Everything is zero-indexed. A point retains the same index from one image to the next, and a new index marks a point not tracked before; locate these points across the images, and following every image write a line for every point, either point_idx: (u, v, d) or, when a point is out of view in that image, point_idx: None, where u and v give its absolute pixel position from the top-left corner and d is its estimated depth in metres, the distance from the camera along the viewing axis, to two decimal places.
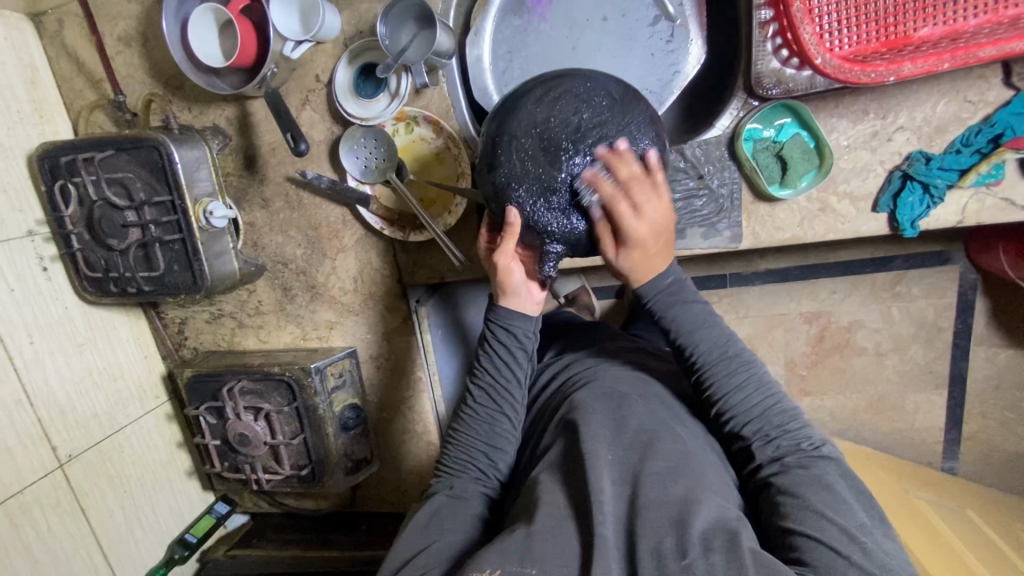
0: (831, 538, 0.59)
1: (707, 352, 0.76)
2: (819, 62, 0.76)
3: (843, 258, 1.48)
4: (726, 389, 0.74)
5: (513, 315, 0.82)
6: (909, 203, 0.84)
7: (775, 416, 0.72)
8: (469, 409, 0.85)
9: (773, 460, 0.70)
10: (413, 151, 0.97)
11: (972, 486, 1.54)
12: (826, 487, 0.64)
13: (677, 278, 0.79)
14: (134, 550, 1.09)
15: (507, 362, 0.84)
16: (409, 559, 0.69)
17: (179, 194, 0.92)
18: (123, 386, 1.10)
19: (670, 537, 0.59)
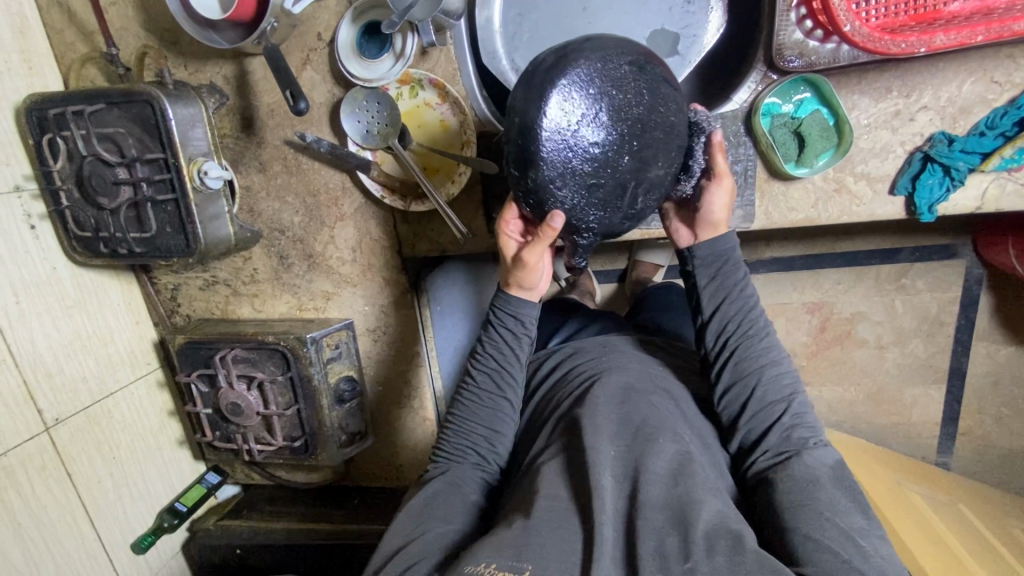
0: (832, 541, 0.60)
1: (738, 328, 0.79)
2: (848, 30, 0.71)
3: (848, 248, 1.46)
4: (758, 364, 0.77)
5: (521, 303, 0.80)
6: (928, 187, 0.81)
7: (794, 407, 0.74)
8: (470, 393, 0.83)
9: (776, 451, 0.71)
10: (417, 116, 0.94)
11: (963, 480, 1.55)
12: (820, 485, 0.65)
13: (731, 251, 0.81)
14: (123, 517, 1.08)
15: (509, 345, 0.82)
16: (403, 547, 0.68)
17: (173, 153, 0.88)
18: (113, 352, 1.08)
19: (673, 537, 0.60)
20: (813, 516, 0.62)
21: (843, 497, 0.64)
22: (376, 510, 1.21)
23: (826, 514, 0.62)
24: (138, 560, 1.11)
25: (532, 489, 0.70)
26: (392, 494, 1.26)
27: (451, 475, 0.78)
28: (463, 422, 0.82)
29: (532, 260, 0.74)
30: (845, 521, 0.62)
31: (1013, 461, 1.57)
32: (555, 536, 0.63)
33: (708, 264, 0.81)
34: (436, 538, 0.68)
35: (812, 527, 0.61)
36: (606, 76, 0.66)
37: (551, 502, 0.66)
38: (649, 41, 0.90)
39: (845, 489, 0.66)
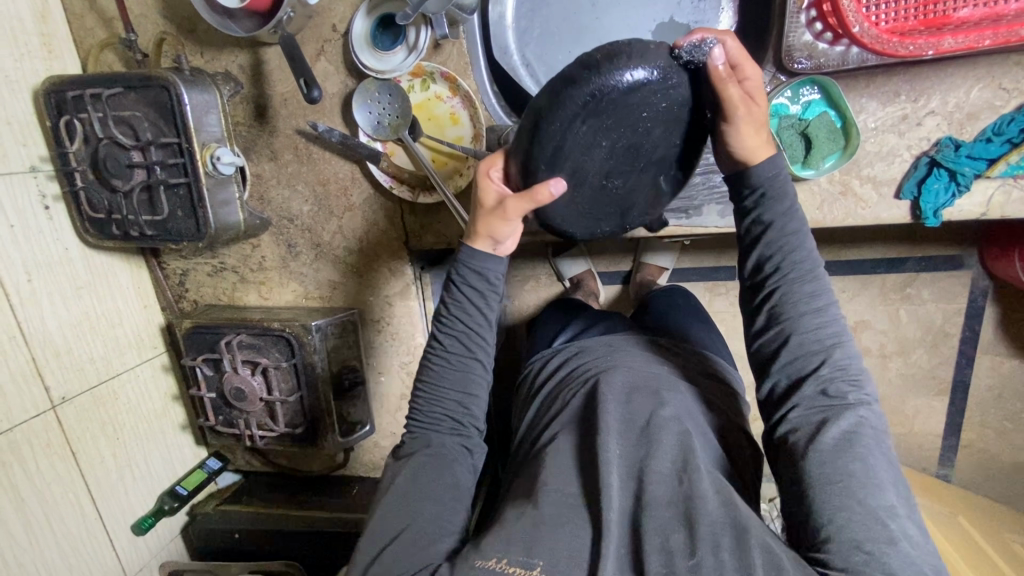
0: (857, 531, 0.58)
1: (791, 266, 0.69)
2: (856, 32, 0.72)
3: (854, 256, 1.46)
4: (796, 312, 0.68)
5: (482, 256, 0.75)
6: (934, 191, 0.81)
7: (836, 358, 0.66)
8: (439, 358, 0.79)
9: (812, 405, 0.66)
10: (428, 109, 0.95)
11: (964, 493, 1.54)
12: (856, 455, 0.62)
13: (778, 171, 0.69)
14: (125, 498, 1.09)
15: (474, 303, 0.77)
16: (401, 532, 0.69)
17: (187, 138, 0.90)
18: (120, 334, 1.09)
19: (679, 534, 0.61)
20: (841, 498, 0.60)
21: (882, 467, 0.62)
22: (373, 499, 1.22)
23: (855, 495, 0.60)
24: (138, 542, 1.12)
25: (536, 483, 0.71)
26: None
27: (429, 446, 0.77)
28: (435, 390, 0.79)
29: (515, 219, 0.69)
30: (875, 501, 0.60)
31: (1015, 476, 1.57)
32: (561, 531, 0.64)
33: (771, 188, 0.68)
34: (438, 530, 0.69)
35: (819, 513, 0.60)
36: (577, 142, 0.64)
37: (556, 496, 0.67)
38: (653, 33, 0.91)
39: (882, 459, 0.63)
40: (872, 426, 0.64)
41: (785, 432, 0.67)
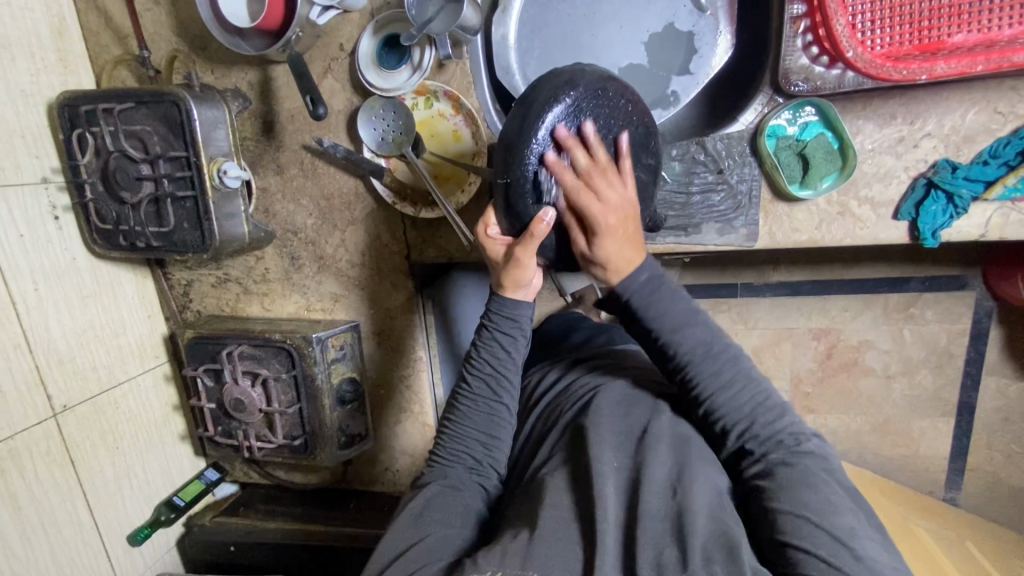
0: (825, 550, 0.58)
1: (693, 346, 0.75)
2: (851, 56, 0.74)
3: (857, 275, 1.46)
4: (712, 387, 0.73)
5: (517, 305, 0.81)
6: (931, 212, 0.81)
7: (759, 421, 0.70)
8: (467, 398, 0.83)
9: (758, 456, 0.69)
10: (431, 126, 0.96)
11: (971, 518, 1.52)
12: (812, 487, 0.64)
13: (653, 272, 0.77)
14: (122, 507, 1.09)
15: (505, 351, 0.82)
16: (404, 551, 0.68)
17: (195, 151, 0.92)
18: (124, 343, 1.10)
19: (671, 548, 0.60)
20: (804, 526, 0.60)
21: (841, 494, 0.64)
22: (371, 514, 1.21)
23: (817, 522, 0.60)
24: (132, 553, 1.12)
25: (532, 498, 0.71)
26: (392, 497, 1.25)
27: (445, 479, 0.78)
28: (460, 427, 0.82)
29: (525, 259, 0.75)
30: (836, 525, 0.60)
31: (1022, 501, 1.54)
32: (555, 548, 0.63)
33: (643, 296, 0.76)
34: (439, 547, 0.68)
35: (793, 532, 0.60)
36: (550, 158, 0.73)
37: (551, 513, 0.66)
38: (646, 45, 0.92)
39: (841, 489, 0.65)
40: (820, 460, 0.68)
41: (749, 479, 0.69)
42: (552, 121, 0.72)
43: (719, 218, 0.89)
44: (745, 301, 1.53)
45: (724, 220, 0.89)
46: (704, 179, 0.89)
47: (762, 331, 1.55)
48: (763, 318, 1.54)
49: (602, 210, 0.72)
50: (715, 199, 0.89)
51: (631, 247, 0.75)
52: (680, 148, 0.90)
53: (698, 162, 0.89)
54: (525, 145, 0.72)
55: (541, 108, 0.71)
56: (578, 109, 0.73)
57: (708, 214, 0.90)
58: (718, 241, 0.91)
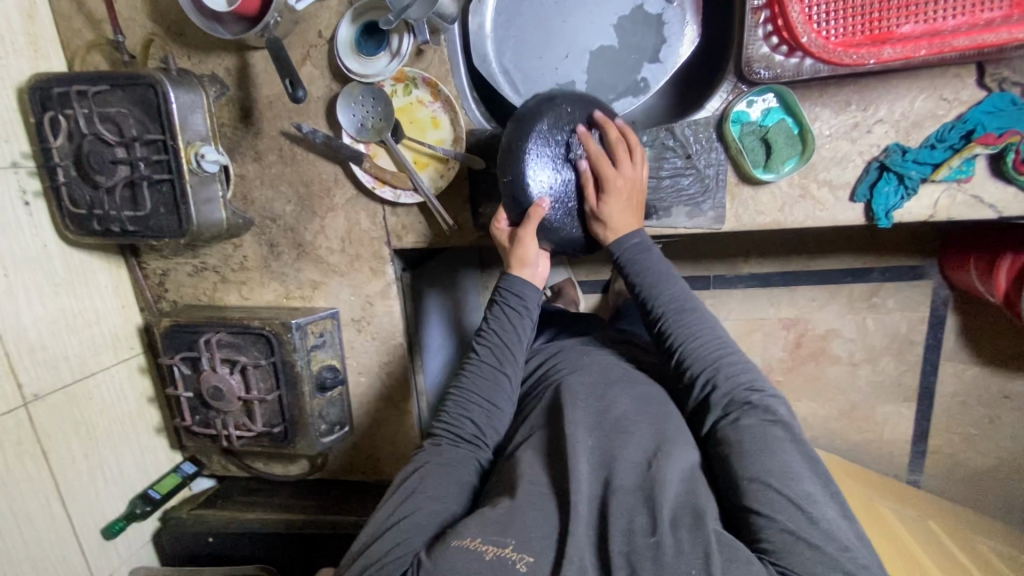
0: (783, 517, 0.66)
1: (667, 302, 0.89)
2: (805, 41, 0.79)
3: (822, 267, 1.54)
4: (686, 340, 0.86)
5: (526, 285, 0.91)
6: (884, 194, 0.87)
7: (726, 376, 0.82)
8: (471, 372, 0.89)
9: (722, 406, 0.80)
10: (410, 113, 0.98)
11: (932, 497, 1.60)
12: (769, 447, 0.73)
13: (643, 240, 0.90)
14: (93, 498, 1.08)
15: (511, 326, 0.91)
16: (397, 521, 0.71)
17: (172, 136, 0.91)
18: (97, 332, 1.09)
19: (642, 515, 0.64)
20: (763, 489, 0.69)
21: (795, 458, 0.72)
22: (351, 503, 1.20)
23: (772, 484, 0.69)
24: (106, 546, 1.10)
25: (513, 471, 0.73)
26: (372, 486, 1.25)
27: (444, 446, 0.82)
28: (462, 398, 0.86)
29: (526, 237, 0.88)
30: (794, 490, 0.69)
31: (979, 480, 1.63)
32: (533, 515, 0.66)
33: (633, 261, 0.89)
34: (430, 515, 0.72)
35: (754, 498, 0.69)
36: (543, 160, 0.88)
37: (533, 486, 0.69)
38: (616, 28, 0.93)
39: (801, 456, 0.73)
40: (785, 425, 0.76)
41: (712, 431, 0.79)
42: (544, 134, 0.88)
43: (688, 201, 0.93)
44: (718, 292, 1.60)
45: (692, 204, 0.93)
46: (674, 164, 0.92)
47: (734, 321, 1.62)
48: (735, 308, 1.61)
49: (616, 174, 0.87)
50: (683, 182, 0.93)
51: (630, 213, 0.89)
52: (651, 133, 0.93)
53: (668, 148, 0.93)
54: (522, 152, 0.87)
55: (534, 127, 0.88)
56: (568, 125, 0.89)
57: (677, 197, 0.94)
58: (686, 224, 0.95)
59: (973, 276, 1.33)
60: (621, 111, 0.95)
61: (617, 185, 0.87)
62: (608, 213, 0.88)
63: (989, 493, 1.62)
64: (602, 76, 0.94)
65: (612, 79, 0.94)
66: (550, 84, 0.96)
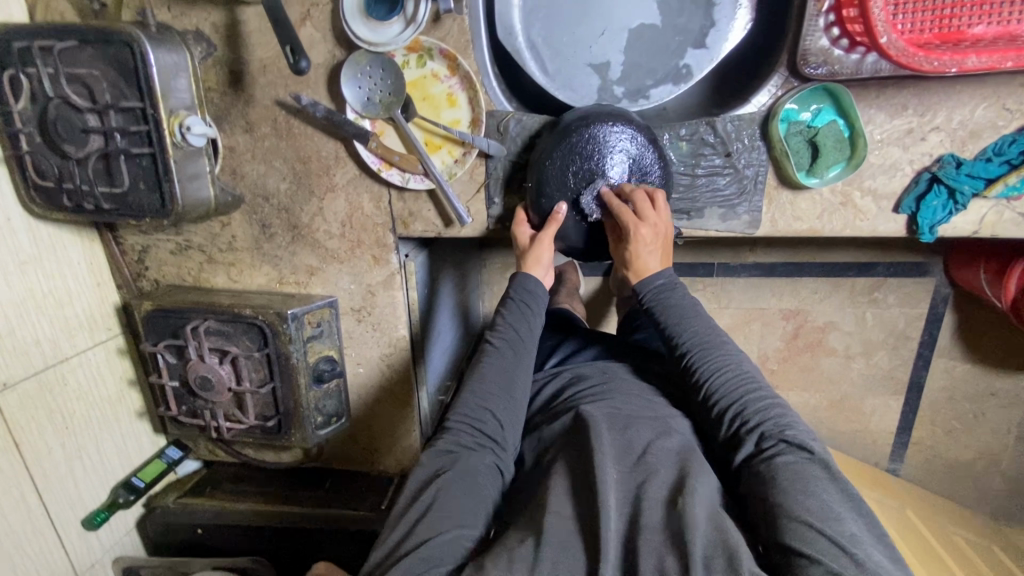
0: (825, 555, 0.62)
1: (691, 337, 0.88)
2: (884, 42, 0.69)
3: (827, 259, 1.51)
4: (710, 372, 0.84)
5: (532, 284, 0.93)
6: (931, 207, 0.82)
7: (755, 411, 0.80)
8: (485, 371, 0.89)
9: (752, 440, 0.78)
10: (422, 87, 0.88)
11: (911, 488, 1.64)
12: (807, 487, 0.69)
13: (667, 280, 0.90)
14: (73, 489, 1.02)
15: (524, 321, 0.93)
16: (425, 540, 0.71)
17: (152, 103, 0.80)
18: (71, 314, 1.00)
19: (671, 557, 0.64)
20: (802, 526, 0.65)
21: (834, 497, 0.69)
22: (348, 495, 1.16)
23: (813, 522, 0.65)
24: (89, 537, 1.05)
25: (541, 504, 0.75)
26: (369, 477, 1.21)
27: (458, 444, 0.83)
28: (478, 397, 0.86)
29: (541, 242, 0.89)
30: (835, 529, 0.65)
31: (956, 471, 1.66)
32: (560, 556, 0.67)
33: (656, 303, 0.90)
34: (455, 523, 0.74)
35: (795, 537, 0.65)
36: (569, 165, 0.85)
37: (557, 519, 0.71)
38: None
39: (841, 496, 0.70)
40: (823, 462, 0.73)
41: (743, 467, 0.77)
42: (578, 140, 0.84)
43: (723, 203, 0.87)
44: (721, 280, 1.57)
45: (727, 206, 0.87)
46: (711, 162, 0.86)
47: (734, 310, 1.60)
48: (737, 298, 1.58)
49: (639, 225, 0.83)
50: (719, 182, 0.87)
51: (656, 255, 0.87)
52: (690, 126, 0.86)
53: (706, 144, 0.86)
54: (549, 157, 0.85)
55: (571, 134, 0.83)
56: (609, 133, 0.84)
57: (712, 198, 0.88)
58: (719, 227, 0.89)
59: (982, 278, 1.30)
60: (658, 100, 0.87)
61: (640, 236, 0.83)
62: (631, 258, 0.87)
63: (964, 483, 1.67)
64: (640, 58, 0.85)
65: (651, 62, 0.85)
66: (581, 64, 0.86)
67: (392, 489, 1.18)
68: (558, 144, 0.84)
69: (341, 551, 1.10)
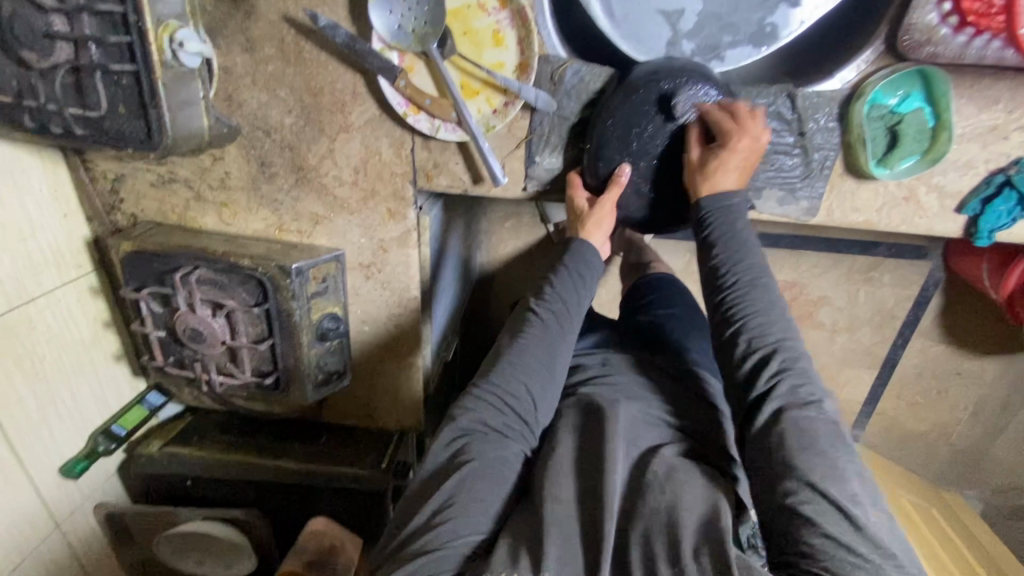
0: (839, 534, 0.62)
1: (740, 268, 0.78)
2: None
3: (833, 235, 1.45)
4: (750, 305, 0.77)
5: (585, 248, 0.87)
6: (997, 212, 0.78)
7: (786, 353, 0.74)
8: (526, 341, 0.84)
9: (769, 384, 0.73)
10: (465, 19, 0.75)
11: (871, 455, 1.71)
12: (823, 456, 0.68)
13: (739, 202, 0.78)
14: (49, 439, 0.94)
15: (574, 294, 0.87)
16: (440, 530, 0.69)
17: (134, 8, 0.65)
18: (35, 249, 0.87)
19: (665, 545, 0.68)
20: (820, 505, 0.65)
21: (847, 462, 0.68)
22: (346, 450, 1.12)
23: (829, 499, 0.64)
24: (67, 486, 0.99)
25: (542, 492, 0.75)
26: (368, 432, 1.18)
27: (489, 421, 0.79)
28: (516, 372, 0.82)
29: (603, 208, 0.83)
30: (846, 499, 0.65)
31: (914, 440, 1.72)
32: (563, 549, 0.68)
33: (721, 215, 0.78)
34: (478, 515, 0.72)
35: (810, 513, 0.64)
36: (630, 122, 0.78)
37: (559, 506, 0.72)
38: None
39: (851, 460, 0.69)
40: (828, 419, 0.72)
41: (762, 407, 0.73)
42: (640, 99, 0.77)
43: (784, 184, 0.81)
44: None
45: (787, 188, 0.81)
46: (780, 138, 0.79)
47: None
48: None
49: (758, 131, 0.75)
50: (786, 162, 0.80)
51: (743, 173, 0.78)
52: (767, 95, 0.78)
53: (779, 119, 0.79)
54: (606, 113, 0.78)
55: (630, 89, 0.76)
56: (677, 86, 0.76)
57: (773, 177, 0.81)
58: (775, 210, 0.83)
59: (982, 267, 1.23)
60: (733, 62, 0.78)
61: (743, 144, 0.74)
62: (723, 163, 0.76)
63: (919, 452, 1.73)
64: (721, 8, 0.75)
65: (734, 14, 0.75)
66: (651, 11, 0.76)
67: (392, 445, 1.15)
68: (624, 99, 0.77)
69: (340, 506, 1.08)
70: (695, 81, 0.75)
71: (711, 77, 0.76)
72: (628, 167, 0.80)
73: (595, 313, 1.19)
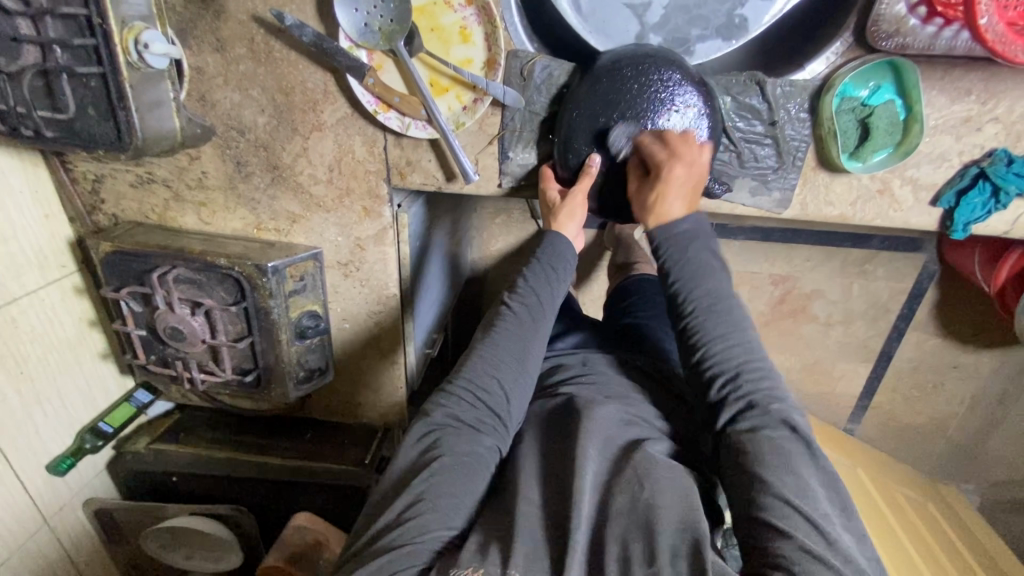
0: (801, 534, 0.63)
1: (699, 298, 0.80)
2: (983, 23, 0.58)
3: (824, 228, 1.44)
4: (714, 336, 0.79)
5: (559, 240, 0.86)
6: (972, 205, 0.77)
7: (748, 375, 0.76)
8: (499, 336, 0.84)
9: (739, 401, 0.75)
10: (431, 17, 0.76)
11: (866, 449, 1.70)
12: (790, 468, 0.68)
13: (693, 229, 0.81)
14: (35, 437, 0.96)
15: (546, 291, 0.87)
16: (407, 528, 0.69)
17: (98, 10, 0.65)
18: (17, 251, 0.88)
19: (641, 544, 0.67)
20: (781, 504, 0.65)
21: (814, 476, 0.69)
22: (328, 446, 1.14)
23: (792, 501, 0.65)
24: (55, 482, 1.01)
25: (517, 491, 0.75)
26: (351, 428, 1.19)
27: (462, 415, 0.80)
28: (489, 366, 0.82)
29: (576, 199, 0.82)
30: (811, 508, 0.65)
31: (908, 435, 1.71)
32: (537, 548, 0.68)
33: (675, 248, 0.80)
34: (448, 511, 0.72)
35: (770, 511, 0.65)
36: (599, 114, 0.77)
37: (534, 505, 0.72)
38: None
39: (818, 471, 0.70)
40: (802, 437, 0.72)
41: (731, 424, 0.75)
42: (606, 90, 0.76)
43: (757, 174, 0.80)
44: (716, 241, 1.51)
45: (760, 179, 0.80)
46: (752, 127, 0.78)
47: None
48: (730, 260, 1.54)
49: (690, 159, 0.75)
50: (759, 152, 0.79)
51: (687, 198, 0.79)
52: (738, 84, 0.77)
53: (750, 109, 0.78)
54: (573, 106, 0.77)
55: (596, 81, 0.76)
56: (643, 73, 0.74)
57: (747, 167, 0.80)
58: (748, 202, 0.82)
59: (973, 261, 1.21)
60: (702, 56, 0.77)
61: (677, 177, 0.75)
62: (662, 199, 0.77)
63: (914, 446, 1.72)
64: (687, 0, 0.74)
65: (702, 7, 0.75)
66: (617, 4, 0.75)
67: (375, 440, 1.16)
68: (590, 89, 0.76)
69: (323, 501, 1.10)
70: (661, 67, 0.74)
71: (676, 61, 0.74)
72: (616, 133, 0.77)
73: (579, 310, 1.19)
